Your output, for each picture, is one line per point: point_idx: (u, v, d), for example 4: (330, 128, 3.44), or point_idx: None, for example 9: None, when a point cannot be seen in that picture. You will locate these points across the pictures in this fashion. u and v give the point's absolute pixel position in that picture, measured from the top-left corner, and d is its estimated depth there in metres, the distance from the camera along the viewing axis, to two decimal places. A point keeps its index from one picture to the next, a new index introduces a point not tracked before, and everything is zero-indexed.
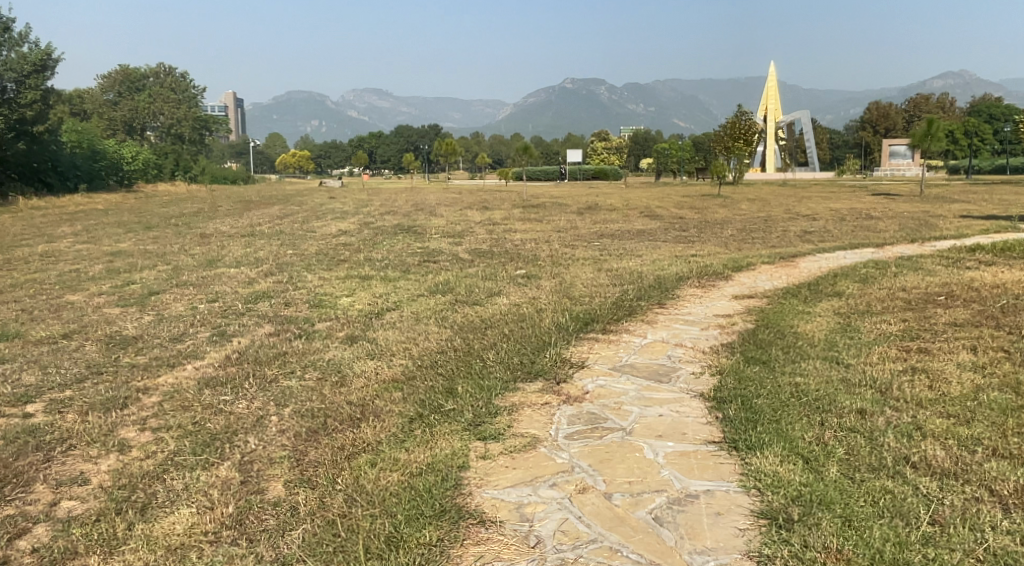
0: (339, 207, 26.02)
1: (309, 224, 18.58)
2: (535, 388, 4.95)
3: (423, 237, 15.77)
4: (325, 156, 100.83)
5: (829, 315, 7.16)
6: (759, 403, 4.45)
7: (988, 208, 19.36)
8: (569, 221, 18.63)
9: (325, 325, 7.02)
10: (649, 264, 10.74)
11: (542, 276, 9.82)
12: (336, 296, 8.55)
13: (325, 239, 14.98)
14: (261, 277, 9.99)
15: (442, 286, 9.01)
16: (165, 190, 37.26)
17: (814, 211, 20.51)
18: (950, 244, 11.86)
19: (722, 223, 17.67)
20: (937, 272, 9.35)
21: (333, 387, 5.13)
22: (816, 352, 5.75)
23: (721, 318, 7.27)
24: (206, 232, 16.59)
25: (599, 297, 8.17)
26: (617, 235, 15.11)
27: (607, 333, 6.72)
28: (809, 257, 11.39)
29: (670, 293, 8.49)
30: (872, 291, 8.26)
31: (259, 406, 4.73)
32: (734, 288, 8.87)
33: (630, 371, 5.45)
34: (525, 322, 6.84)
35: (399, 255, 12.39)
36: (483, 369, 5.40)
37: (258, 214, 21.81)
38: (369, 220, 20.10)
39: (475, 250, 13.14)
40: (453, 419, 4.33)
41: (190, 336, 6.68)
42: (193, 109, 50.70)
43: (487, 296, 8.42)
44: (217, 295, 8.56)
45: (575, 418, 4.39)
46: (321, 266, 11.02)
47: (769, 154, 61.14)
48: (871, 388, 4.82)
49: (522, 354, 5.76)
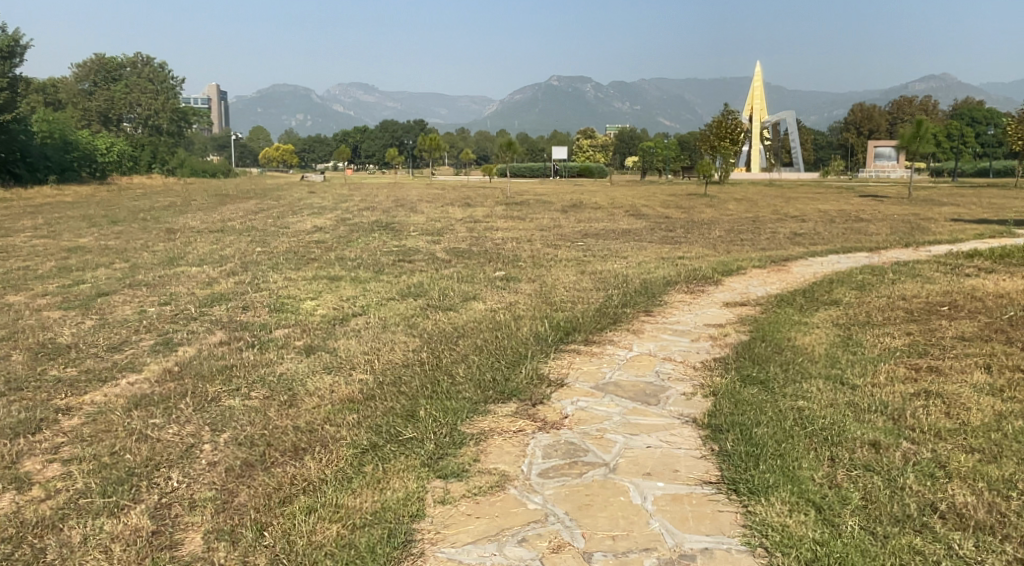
0: (318, 203, 25.30)
1: (284, 220, 17.90)
2: (507, 412, 4.40)
3: (401, 235, 15.17)
4: (308, 150, 99.62)
5: (828, 326, 6.67)
6: (760, 434, 3.93)
7: (978, 211, 19.04)
8: (553, 220, 18.07)
9: (282, 333, 6.43)
10: (635, 267, 10.21)
11: (522, 279, 9.26)
12: (299, 299, 7.94)
13: (297, 236, 14.33)
14: (222, 277, 9.35)
15: (414, 289, 8.42)
16: (140, 182, 36.29)
17: (803, 212, 20.09)
18: (947, 249, 11.43)
19: (708, 223, 17.19)
20: (937, 280, 8.90)
21: (281, 408, 4.55)
22: (817, 371, 5.26)
23: (712, 328, 6.75)
24: (174, 227, 15.88)
25: (581, 303, 7.65)
26: (602, 236, 14.55)
27: (590, 344, 6.17)
28: (802, 260, 10.94)
29: (656, 299, 7.99)
30: (871, 300, 7.79)
31: (191, 432, 4.15)
32: (725, 294, 8.38)
33: (614, 391, 4.91)
34: (501, 332, 6.29)
35: (373, 254, 11.79)
36: (450, 388, 4.83)
37: (231, 210, 21.03)
38: (347, 217, 19.43)
39: (454, 249, 12.57)
40: (410, 451, 3.76)
41: (132, 344, 6.06)
42: (171, 100, 49.64)
43: (462, 301, 7.87)
44: (170, 297, 7.93)
45: (552, 449, 3.84)
46: (288, 265, 10.40)
47: (755, 153, 60.94)
48: (883, 415, 4.32)
49: (495, 371, 5.20)
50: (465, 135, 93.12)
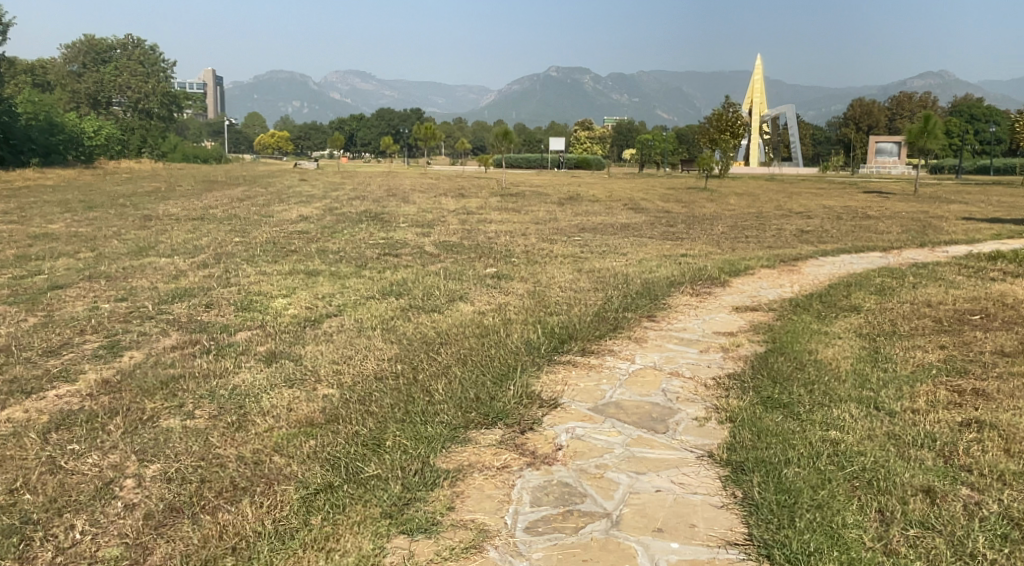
0: (308, 191, 24.57)
1: (269, 208, 17.19)
2: (489, 441, 3.74)
3: (390, 226, 14.49)
4: (303, 138, 98.51)
5: (851, 337, 6.04)
6: (792, 477, 3.30)
7: (987, 210, 18.44)
8: (549, 213, 17.40)
9: (244, 336, 5.76)
10: (636, 265, 9.54)
11: (514, 277, 8.60)
12: (270, 297, 7.26)
13: (279, 226, 13.61)
14: (190, 270, 8.65)
15: (397, 288, 7.75)
16: (127, 167, 35.46)
17: (806, 208, 19.44)
18: (966, 250, 10.81)
19: (711, 219, 16.52)
20: (962, 285, 8.28)
21: (226, 431, 3.87)
22: (847, 392, 4.62)
23: (722, 338, 6.09)
24: (153, 214, 15.15)
25: (578, 305, 7.01)
26: (600, 230, 13.87)
27: (587, 355, 5.51)
28: (812, 260, 10.31)
29: (659, 301, 7.35)
30: (894, 308, 7.16)
31: (113, 463, 3.48)
32: (734, 298, 7.73)
33: (615, 414, 4.25)
34: (488, 340, 5.65)
35: (357, 247, 11.10)
36: (426, 409, 4.17)
37: (216, 197, 20.30)
38: (335, 206, 18.71)
39: (443, 243, 11.90)
40: (372, 494, 3.11)
41: (72, 347, 5.38)
42: (162, 83, 48.88)
43: (448, 301, 7.22)
44: (127, 292, 7.25)
45: (542, 494, 3.20)
46: (264, 258, 9.70)
47: (753, 148, 60.29)
48: (931, 453, 3.71)
49: (480, 388, 4.54)
50: (461, 124, 92.20)
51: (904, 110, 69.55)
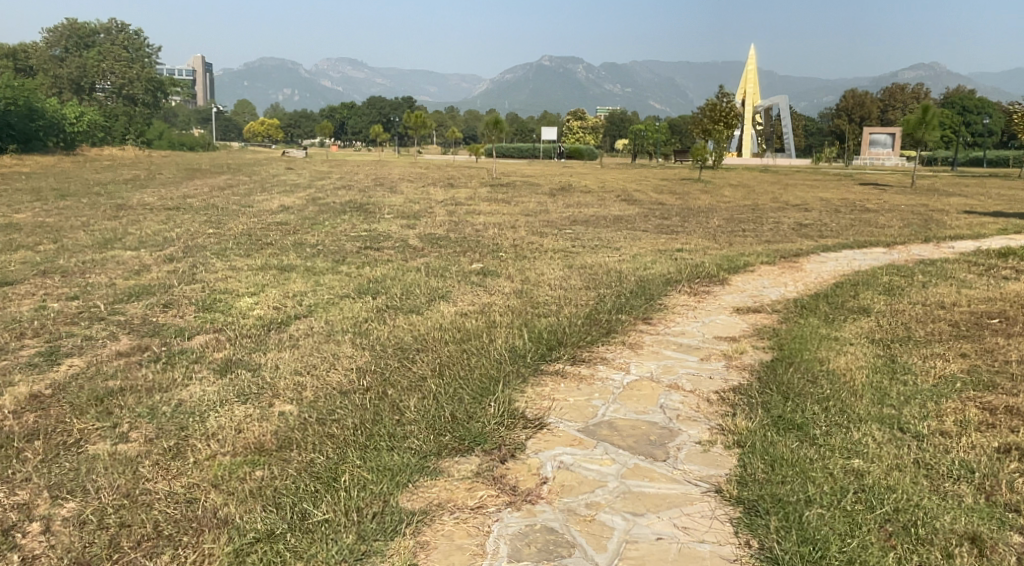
0: (292, 180, 24.02)
1: (250, 198, 16.59)
2: (463, 473, 3.25)
3: (374, 217, 13.94)
4: (293, 125, 97.59)
5: (865, 343, 5.58)
6: (815, 523, 2.86)
7: (988, 203, 18.02)
8: (540, 204, 16.89)
9: (201, 341, 5.24)
10: (629, 261, 9.04)
11: (501, 274, 8.09)
12: (236, 295, 6.71)
13: (258, 217, 13.06)
14: (155, 265, 8.08)
15: (374, 285, 7.23)
16: (110, 154, 34.75)
17: (803, 200, 19.02)
18: (973, 246, 10.39)
19: (706, 211, 16.04)
20: (975, 285, 7.83)
21: (160, 460, 3.36)
22: (868, 409, 4.16)
23: (724, 344, 5.61)
24: (127, 203, 14.54)
25: (568, 306, 6.53)
26: (592, 223, 13.37)
27: (577, 365, 5.01)
28: (814, 256, 9.85)
29: (654, 301, 6.87)
30: (905, 310, 6.71)
31: (20, 502, 3.00)
32: (734, 298, 7.24)
33: (609, 438, 3.76)
34: (469, 347, 5.15)
35: (337, 239, 10.58)
36: (393, 432, 3.66)
37: (197, 185, 19.71)
38: (319, 195, 18.12)
39: (428, 235, 11.39)
40: (321, 550, 2.65)
41: (7, 354, 4.86)
42: (147, 68, 48.18)
43: (429, 301, 6.71)
44: (81, 290, 6.70)
45: (525, 545, 2.73)
46: (237, 251, 9.16)
47: (746, 138, 59.91)
48: (970, 487, 3.27)
49: (456, 406, 4.04)
50: (453, 113, 91.42)
51: (896, 102, 69.27)
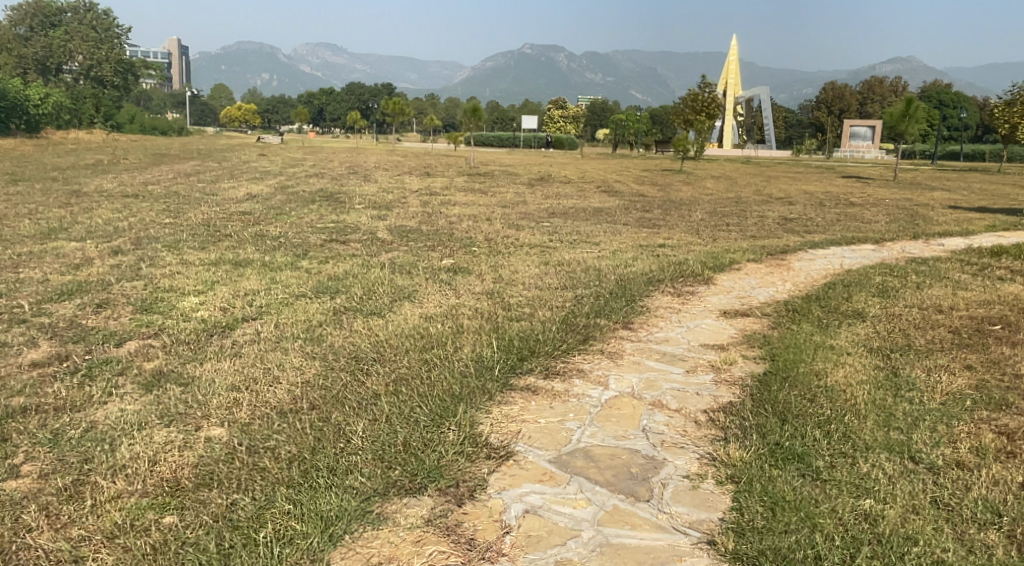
0: (263, 167, 23.30)
1: (216, 186, 15.92)
2: (412, 521, 2.77)
3: (344, 207, 13.35)
4: (270, 111, 96.06)
5: (863, 354, 5.15)
6: None
7: (972, 199, 17.76)
8: (519, 195, 16.37)
9: (130, 349, 4.68)
10: (609, 257, 8.56)
11: (473, 271, 7.58)
12: (180, 294, 6.14)
13: (221, 205, 12.42)
14: (98, 258, 7.47)
15: (335, 283, 6.69)
16: (75, 137, 33.62)
17: (786, 194, 18.67)
18: (962, 244, 10.05)
19: (689, 203, 15.62)
20: (970, 286, 7.45)
21: (52, 503, 2.85)
22: (874, 434, 3.72)
23: (710, 354, 5.15)
24: (83, 190, 13.81)
25: (544, 309, 6.05)
26: (571, 215, 12.89)
27: (550, 378, 4.52)
28: (800, 253, 9.45)
29: (636, 303, 6.40)
30: (901, 314, 6.30)
31: None
32: (721, 300, 6.79)
33: (584, 471, 3.27)
34: (430, 360, 4.64)
35: (301, 231, 10.00)
36: (335, 464, 3.15)
37: (161, 171, 18.95)
38: (288, 183, 17.48)
39: (399, 228, 10.85)
40: None
41: None
42: (116, 50, 46.96)
43: (394, 302, 6.20)
44: (7, 287, 6.08)
45: None
46: (191, 243, 8.55)
47: (727, 130, 59.73)
48: (999, 535, 2.85)
49: (411, 430, 3.54)
50: (432, 100, 90.41)
51: (875, 95, 69.38)
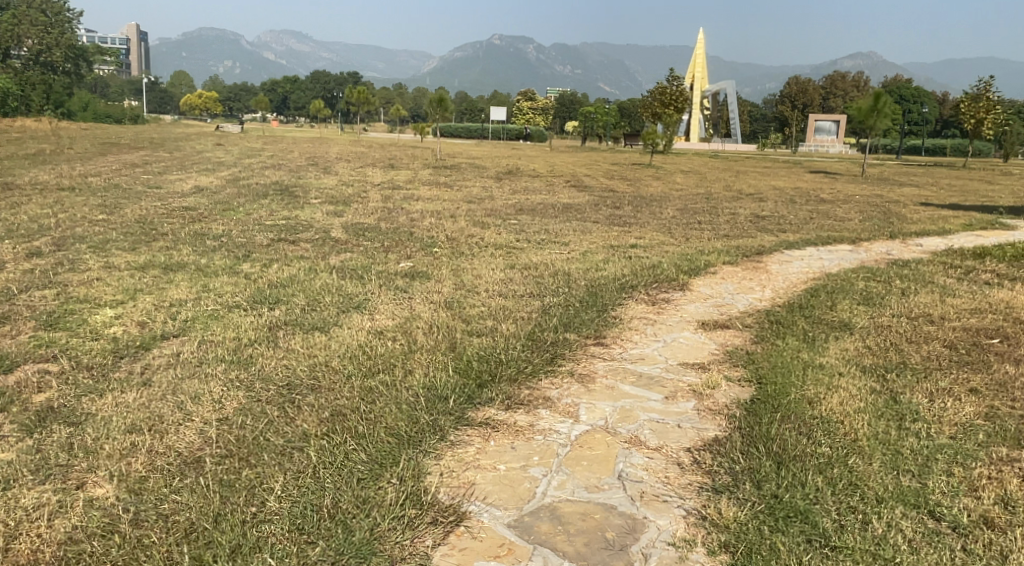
0: (218, 157, 22.30)
1: (164, 178, 15.05)
2: None
3: (300, 202, 12.63)
4: (232, 99, 93.87)
5: (858, 374, 4.64)
6: None
7: (942, 195, 17.62)
8: (485, 189, 15.77)
9: (18, 379, 4.03)
10: (578, 259, 8.01)
11: (432, 277, 6.98)
12: (95, 306, 5.45)
13: (164, 200, 11.60)
14: (11, 262, 6.73)
15: (275, 292, 6.04)
16: (21, 125, 32.09)
17: (756, 189, 18.34)
18: (942, 244, 9.69)
19: (659, 199, 15.15)
20: (959, 292, 7.04)
21: None
22: (884, 481, 3.22)
23: (691, 375, 4.61)
24: (16, 182, 12.88)
25: (506, 322, 5.46)
26: (538, 212, 12.33)
27: (511, 409, 3.93)
28: (777, 254, 9.00)
29: (607, 314, 5.84)
30: (892, 326, 5.82)
31: None
32: (698, 309, 6.26)
33: (549, 539, 2.73)
34: (373, 390, 4.03)
35: (249, 230, 9.29)
36: (244, 543, 2.59)
37: (107, 162, 17.97)
38: (242, 176, 16.64)
39: (356, 225, 10.20)
40: None
41: None
42: (66, 35, 45.31)
43: (340, 313, 5.57)
44: None
45: None
46: (121, 244, 7.83)
47: (694, 124, 59.63)
48: None
49: (341, 486, 2.95)
50: (398, 90, 89.06)
51: (837, 89, 69.87)
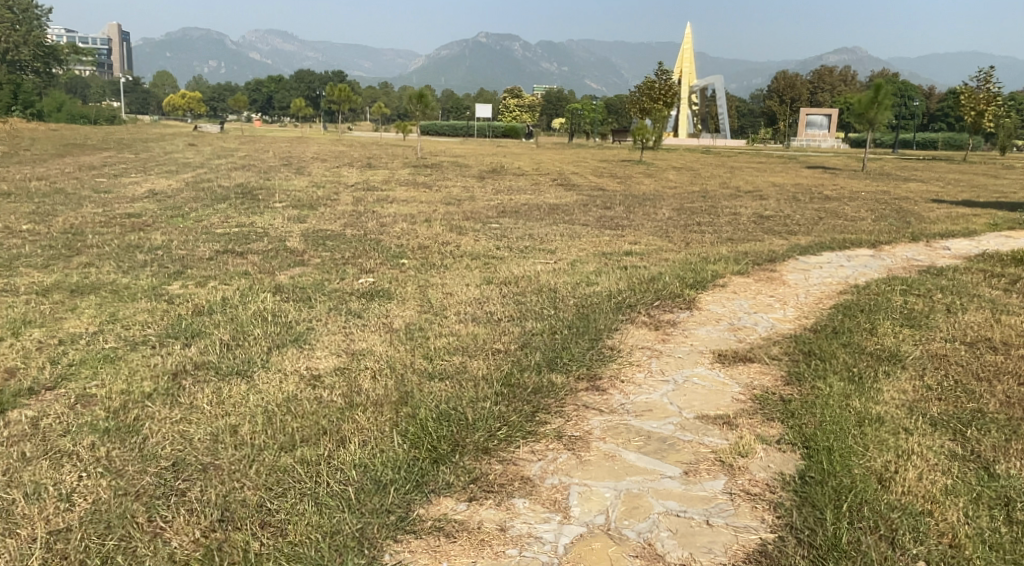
0: (184, 158, 21.07)
1: (119, 180, 13.89)
2: None
3: (262, 205, 11.52)
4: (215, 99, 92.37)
5: (934, 433, 3.56)
6: None
7: (951, 190, 16.68)
8: (467, 190, 14.65)
9: None
10: (566, 271, 6.94)
11: (394, 296, 5.89)
12: None
13: (108, 206, 10.44)
14: None
15: (196, 322, 4.93)
16: None
17: (755, 186, 17.33)
18: (973, 248, 8.66)
19: (653, 197, 14.13)
20: (1013, 308, 5.98)
21: None
22: None
23: (715, 437, 3.52)
24: None
25: (476, 360, 4.35)
26: (524, 214, 11.28)
27: (477, 499, 2.85)
28: (791, 261, 7.94)
29: (603, 346, 4.75)
30: (950, 356, 4.76)
31: None
32: (711, 335, 5.19)
33: None
34: (287, 472, 2.94)
35: (192, 239, 8.15)
36: None
37: (60, 164, 16.76)
38: (204, 177, 15.50)
39: (317, 232, 9.09)
40: None
41: None
42: (36, 32, 43.95)
43: (267, 350, 4.45)
44: None
45: None
46: (33, 260, 6.70)
47: (682, 119, 58.73)
48: None
49: None
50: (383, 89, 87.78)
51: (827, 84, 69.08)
